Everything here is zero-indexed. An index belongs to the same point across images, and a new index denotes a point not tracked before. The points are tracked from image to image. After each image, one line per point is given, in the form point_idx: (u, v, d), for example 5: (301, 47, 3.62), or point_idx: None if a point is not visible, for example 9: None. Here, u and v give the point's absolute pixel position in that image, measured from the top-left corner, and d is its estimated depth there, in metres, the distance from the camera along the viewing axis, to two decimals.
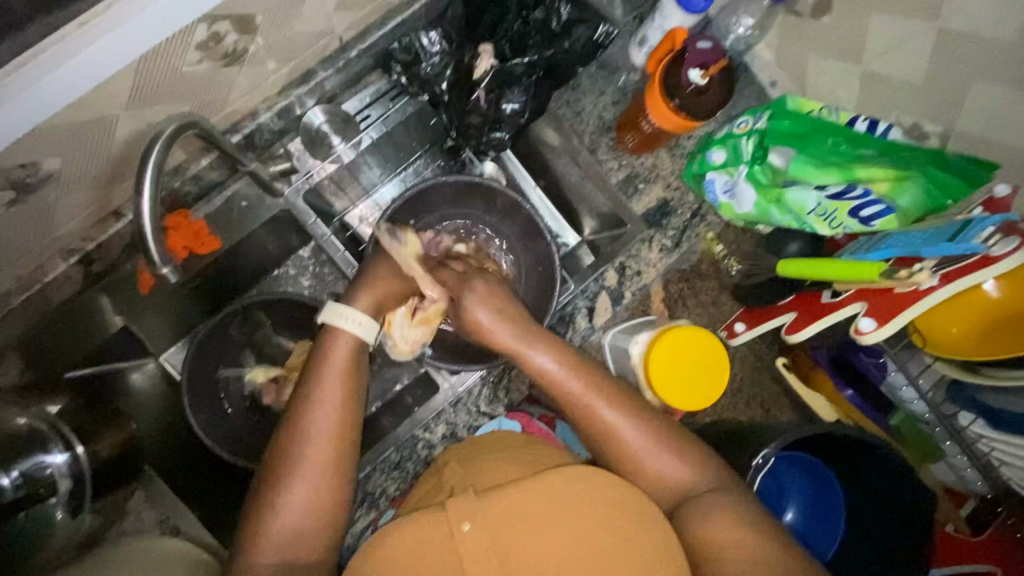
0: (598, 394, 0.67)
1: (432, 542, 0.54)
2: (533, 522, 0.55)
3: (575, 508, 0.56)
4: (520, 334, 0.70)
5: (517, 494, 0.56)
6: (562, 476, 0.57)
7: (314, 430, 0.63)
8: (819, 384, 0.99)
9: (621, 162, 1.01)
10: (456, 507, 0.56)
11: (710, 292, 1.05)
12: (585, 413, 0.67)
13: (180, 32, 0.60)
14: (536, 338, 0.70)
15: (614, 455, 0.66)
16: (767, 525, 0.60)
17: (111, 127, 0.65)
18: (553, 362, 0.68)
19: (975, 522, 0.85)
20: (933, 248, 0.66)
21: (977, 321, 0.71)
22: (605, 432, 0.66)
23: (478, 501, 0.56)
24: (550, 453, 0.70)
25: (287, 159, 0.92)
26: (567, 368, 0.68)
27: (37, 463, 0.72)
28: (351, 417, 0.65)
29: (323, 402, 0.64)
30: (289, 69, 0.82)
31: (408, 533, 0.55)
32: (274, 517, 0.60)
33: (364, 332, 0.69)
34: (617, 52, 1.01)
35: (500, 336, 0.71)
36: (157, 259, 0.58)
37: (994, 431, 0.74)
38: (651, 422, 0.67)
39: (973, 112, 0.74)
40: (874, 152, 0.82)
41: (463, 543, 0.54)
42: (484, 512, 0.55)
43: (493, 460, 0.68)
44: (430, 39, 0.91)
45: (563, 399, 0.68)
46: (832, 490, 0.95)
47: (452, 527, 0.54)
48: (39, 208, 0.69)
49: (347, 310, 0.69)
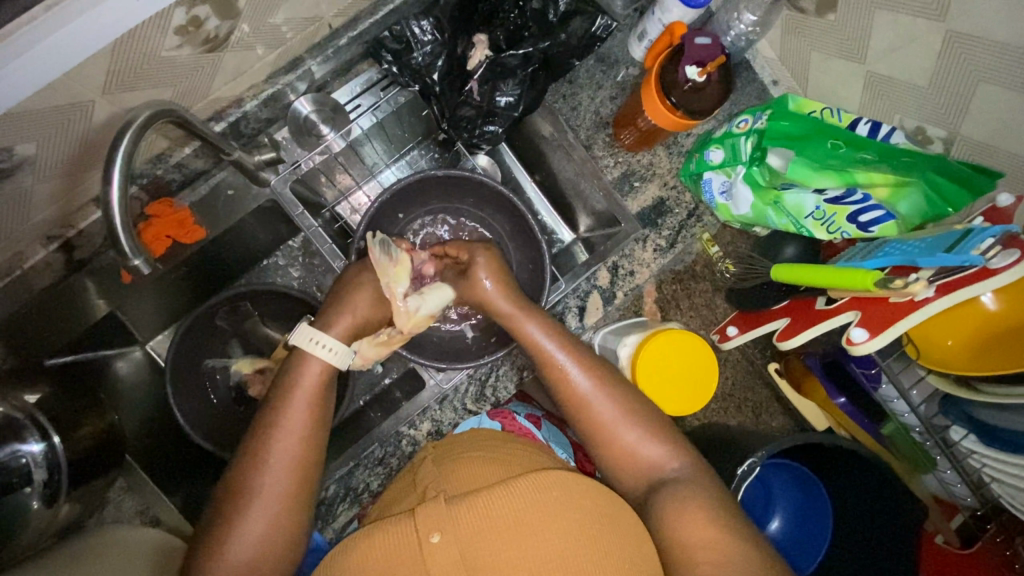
0: (575, 357, 0.71)
1: (403, 552, 0.53)
2: (505, 534, 0.53)
3: (547, 516, 0.55)
4: (515, 303, 0.75)
5: (489, 502, 0.55)
6: (533, 483, 0.56)
7: (279, 447, 0.65)
8: (810, 390, 0.98)
9: (617, 159, 0.99)
10: (426, 515, 0.54)
11: (703, 295, 1.03)
12: (561, 382, 0.70)
13: (157, 16, 0.58)
14: (529, 310, 0.75)
15: (587, 426, 0.69)
16: (735, 523, 0.60)
17: (88, 113, 0.63)
18: (541, 331, 0.73)
19: (964, 534, 0.83)
20: (930, 259, 0.63)
21: (972, 334, 0.69)
22: (581, 400, 0.69)
23: (450, 509, 0.55)
24: (524, 454, 0.70)
25: (272, 149, 0.86)
26: (553, 338, 0.72)
27: (13, 452, 0.71)
28: (315, 435, 0.67)
29: (286, 420, 0.66)
30: (276, 56, 0.80)
31: (380, 542, 0.54)
32: (238, 543, 0.61)
33: (337, 359, 0.70)
34: (617, 45, 0.98)
35: (496, 301, 0.76)
36: (129, 251, 0.56)
37: (985, 448, 0.73)
38: (624, 397, 0.69)
39: (978, 117, 0.71)
40: (874, 154, 0.77)
41: (432, 552, 0.53)
42: (455, 520, 0.54)
43: (467, 459, 0.67)
44: (421, 28, 0.87)
45: (547, 368, 0.71)
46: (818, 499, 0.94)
47: (422, 538, 0.53)
48: (15, 194, 0.67)
49: (323, 337, 0.70)
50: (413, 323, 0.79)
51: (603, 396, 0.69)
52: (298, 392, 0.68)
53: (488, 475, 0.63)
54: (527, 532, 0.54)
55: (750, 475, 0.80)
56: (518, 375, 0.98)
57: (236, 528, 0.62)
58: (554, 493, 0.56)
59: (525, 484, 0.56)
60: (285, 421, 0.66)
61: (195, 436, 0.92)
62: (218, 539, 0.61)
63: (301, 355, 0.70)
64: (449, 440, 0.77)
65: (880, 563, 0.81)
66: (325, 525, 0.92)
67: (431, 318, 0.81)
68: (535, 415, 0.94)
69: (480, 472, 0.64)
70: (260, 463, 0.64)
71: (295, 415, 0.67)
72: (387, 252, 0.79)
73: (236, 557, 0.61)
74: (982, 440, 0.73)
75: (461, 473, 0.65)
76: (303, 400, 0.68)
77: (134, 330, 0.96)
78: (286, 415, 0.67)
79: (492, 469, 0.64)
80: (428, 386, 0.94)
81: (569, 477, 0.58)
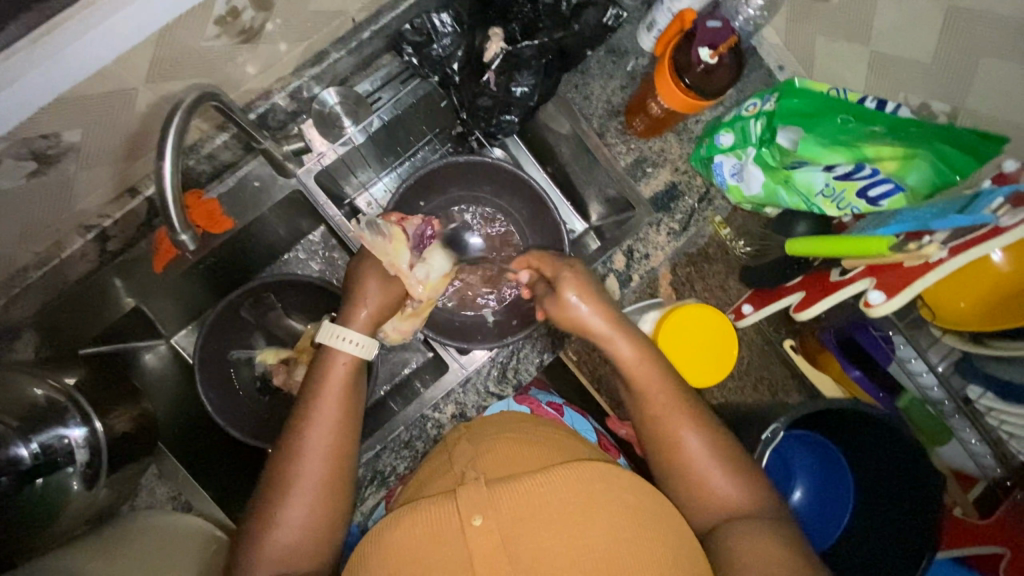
0: (682, 405, 0.71)
1: (444, 531, 0.54)
2: (546, 521, 0.54)
3: (586, 506, 0.56)
4: (609, 320, 0.74)
5: (528, 492, 0.56)
6: (572, 473, 0.58)
7: (312, 445, 0.67)
8: (826, 364, 1.01)
9: (629, 146, 1.02)
10: (468, 500, 0.56)
11: (717, 276, 1.06)
12: (666, 423, 0.70)
13: (200, 6, 0.61)
14: (623, 328, 0.74)
15: (674, 465, 0.69)
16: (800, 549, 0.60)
17: (131, 100, 0.66)
18: (630, 351, 0.73)
19: (983, 505, 0.91)
20: (944, 222, 0.66)
21: (985, 294, 0.71)
22: (678, 440, 0.69)
23: (490, 493, 0.56)
24: (556, 438, 0.73)
25: (300, 138, 0.89)
26: (644, 357, 0.73)
27: (56, 436, 0.72)
28: (348, 431, 0.69)
29: (321, 417, 0.68)
30: (302, 49, 0.84)
31: (422, 521, 0.56)
32: (281, 530, 0.63)
33: (364, 351, 0.73)
34: (626, 37, 1.02)
35: (591, 321, 0.74)
36: (178, 225, 0.59)
37: (1002, 403, 0.75)
38: (710, 434, 0.70)
39: (980, 89, 0.75)
40: (883, 128, 0.82)
41: (474, 536, 0.53)
42: (496, 505, 0.55)
43: (499, 445, 0.69)
44: (441, 20, 0.92)
45: (646, 400, 0.71)
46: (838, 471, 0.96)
47: (463, 521, 0.54)
48: (58, 180, 0.70)
49: (348, 333, 0.72)
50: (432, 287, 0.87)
51: (697, 437, 0.69)
52: (325, 385, 0.70)
53: (524, 461, 0.65)
54: (566, 523, 0.54)
55: (774, 441, 0.81)
56: (539, 358, 1.00)
57: (275, 517, 0.63)
58: (592, 486, 0.57)
59: (565, 474, 0.57)
60: (316, 415, 0.68)
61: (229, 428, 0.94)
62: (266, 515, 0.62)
63: (326, 353, 0.72)
64: (477, 423, 0.80)
65: (902, 529, 0.83)
66: (353, 509, 0.93)
67: (442, 278, 0.89)
68: (558, 402, 1.00)
69: (514, 457, 0.66)
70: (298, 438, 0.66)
71: (326, 408, 0.69)
72: (378, 232, 0.82)
73: (276, 544, 0.62)
74: (1001, 398, 0.75)
75: (495, 457, 0.66)
76: (330, 396, 0.69)
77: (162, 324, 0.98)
78: (318, 408, 0.68)
79: (524, 453, 0.67)
80: (452, 369, 0.97)
81: (606, 470, 0.59)
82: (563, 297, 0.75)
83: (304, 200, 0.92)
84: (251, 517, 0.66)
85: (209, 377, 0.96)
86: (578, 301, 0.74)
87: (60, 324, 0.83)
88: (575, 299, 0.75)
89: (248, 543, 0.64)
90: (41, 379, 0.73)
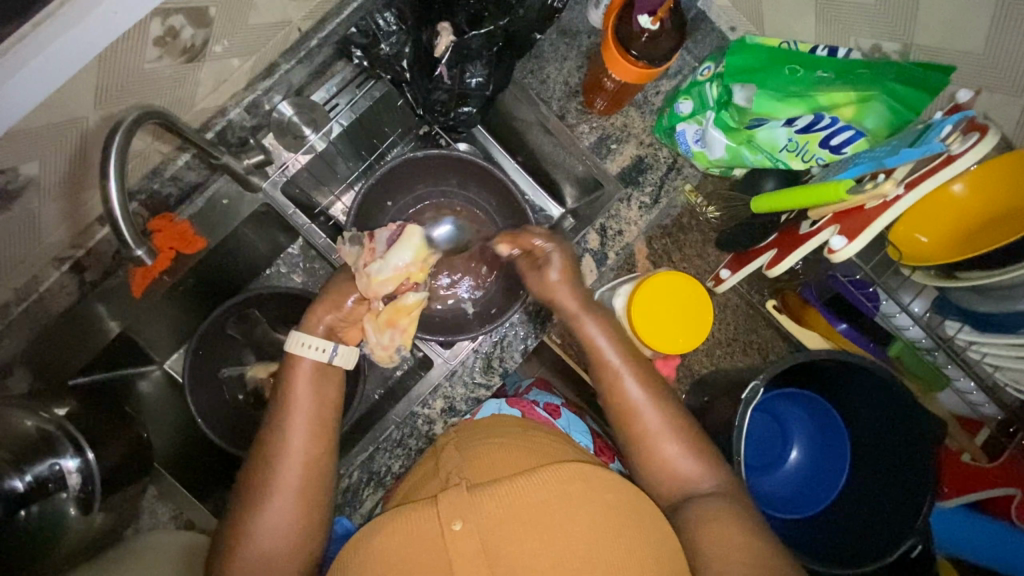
0: (636, 375, 0.72)
1: (422, 539, 0.53)
2: (525, 519, 0.53)
3: (568, 505, 0.54)
4: (582, 301, 0.77)
5: (514, 491, 0.54)
6: (553, 474, 0.56)
7: (289, 451, 0.66)
8: (812, 321, 0.99)
9: (591, 125, 1.02)
10: (448, 504, 0.54)
11: (694, 245, 1.07)
12: (629, 401, 0.71)
13: (135, 29, 0.62)
14: (594, 309, 0.77)
15: (645, 443, 0.70)
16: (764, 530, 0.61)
17: (82, 128, 0.68)
18: (603, 334, 0.75)
19: (991, 449, 0.88)
20: (897, 157, 0.65)
21: (946, 232, 0.75)
22: (644, 412, 0.70)
23: (471, 497, 0.54)
24: (546, 441, 0.70)
25: (262, 151, 0.89)
26: (611, 338, 0.75)
27: (50, 465, 0.73)
28: (326, 437, 0.69)
29: (295, 426, 0.67)
30: (253, 63, 0.85)
31: (399, 529, 0.54)
32: (259, 535, 0.63)
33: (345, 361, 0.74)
34: (575, 17, 1.02)
35: (564, 298, 0.76)
36: (132, 242, 0.62)
37: (982, 335, 0.76)
38: (681, 417, 0.71)
39: (925, 22, 0.76)
40: (831, 73, 0.79)
41: (454, 542, 0.52)
42: (478, 508, 0.53)
43: (488, 446, 0.67)
44: (386, 20, 0.91)
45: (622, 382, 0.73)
46: (821, 495, 0.95)
47: (443, 526, 0.53)
48: (24, 215, 0.72)
49: (320, 342, 0.71)
50: (419, 274, 0.83)
51: (667, 414, 0.70)
52: (300, 387, 0.69)
53: (509, 462, 0.63)
54: (548, 522, 0.53)
55: (754, 400, 0.83)
56: (523, 344, 1.00)
57: (253, 526, 0.63)
58: (576, 486, 0.56)
59: (547, 473, 0.56)
60: (294, 423, 0.67)
61: (225, 446, 0.95)
62: (248, 520, 0.63)
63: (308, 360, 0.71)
64: (468, 427, 0.77)
65: (904, 476, 0.81)
66: (352, 512, 0.94)
67: (399, 274, 0.80)
68: (553, 403, 0.96)
69: (502, 458, 0.64)
70: (274, 441, 0.67)
71: (301, 415, 0.68)
72: (356, 242, 0.82)
73: (257, 553, 0.62)
74: (979, 330, 0.77)
75: (481, 459, 0.65)
76: (308, 408, 0.68)
77: (150, 349, 0.99)
78: (292, 415, 0.68)
79: (512, 454, 0.65)
80: (437, 364, 0.97)
81: (591, 470, 0.58)
82: (546, 276, 0.77)
83: (273, 213, 0.93)
84: (232, 523, 0.66)
85: (200, 398, 0.98)
86: (559, 281, 0.76)
87: (47, 356, 0.85)
88: (557, 277, 0.77)
89: (229, 548, 0.63)
90: (32, 412, 0.75)
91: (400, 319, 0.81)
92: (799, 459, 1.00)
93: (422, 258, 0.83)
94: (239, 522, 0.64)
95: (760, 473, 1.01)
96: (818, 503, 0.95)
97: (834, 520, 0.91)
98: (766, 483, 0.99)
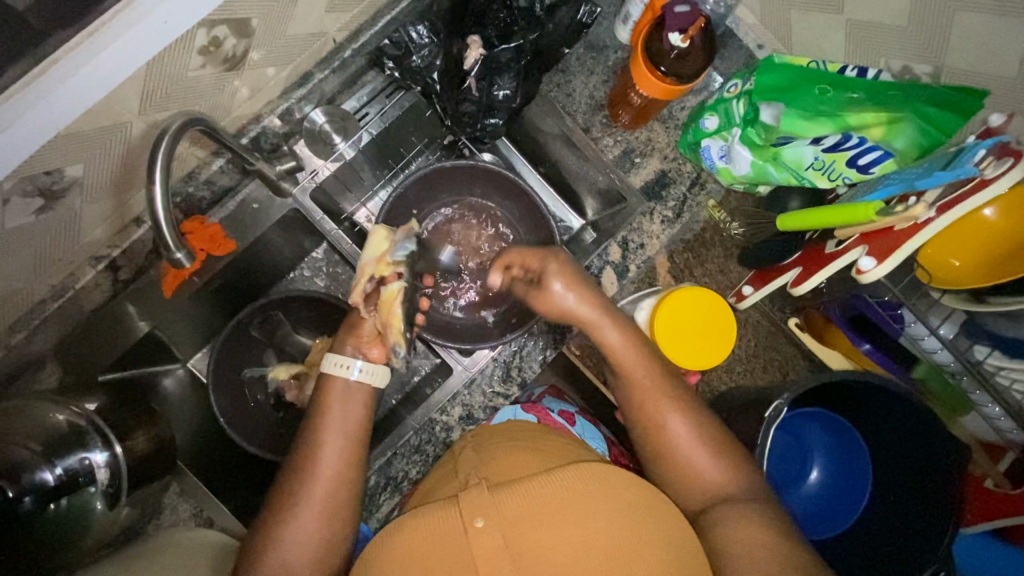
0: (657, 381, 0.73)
1: (446, 534, 0.54)
2: (548, 518, 0.54)
3: (593, 503, 0.55)
4: (597, 306, 0.76)
5: (533, 489, 0.55)
6: (574, 474, 0.56)
7: (321, 453, 0.68)
8: (833, 340, 0.99)
9: (616, 138, 1.02)
10: (470, 501, 0.55)
11: (716, 260, 1.07)
12: (647, 410, 0.72)
13: (182, 39, 0.64)
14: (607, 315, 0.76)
15: (659, 446, 0.71)
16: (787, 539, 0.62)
17: (126, 132, 0.70)
18: (618, 336, 0.75)
19: (1015, 476, 0.85)
20: (927, 180, 0.66)
21: (978, 254, 0.75)
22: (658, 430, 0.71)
23: (493, 496, 0.55)
24: (566, 446, 0.70)
25: (292, 158, 0.91)
26: (625, 339, 0.75)
27: (79, 458, 0.75)
28: (350, 443, 0.70)
29: (326, 427, 0.69)
30: (288, 72, 0.87)
31: (423, 526, 0.55)
32: (289, 538, 0.64)
33: (372, 379, 0.74)
34: (603, 32, 1.03)
35: (576, 309, 0.76)
36: (173, 245, 0.64)
37: (1012, 361, 0.77)
38: (697, 415, 0.71)
39: (958, 46, 0.76)
40: (861, 93, 0.79)
41: (476, 537, 0.53)
42: (498, 506, 0.54)
43: (507, 450, 0.67)
44: (418, 32, 0.95)
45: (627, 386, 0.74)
46: (851, 508, 0.94)
47: (465, 523, 0.53)
48: (66, 215, 0.74)
49: (346, 359, 0.74)
50: (383, 268, 0.80)
51: (683, 423, 0.70)
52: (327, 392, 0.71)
53: (528, 465, 0.63)
54: (569, 521, 0.54)
55: (777, 419, 0.82)
56: (542, 354, 1.00)
57: (280, 529, 0.64)
58: (594, 487, 0.56)
59: (568, 475, 0.56)
60: (325, 428, 0.69)
61: (246, 446, 0.96)
62: (277, 521, 0.65)
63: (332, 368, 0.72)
64: (487, 430, 0.78)
65: (928, 499, 0.80)
66: (369, 516, 0.95)
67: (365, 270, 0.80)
68: (569, 411, 0.96)
69: (519, 460, 0.64)
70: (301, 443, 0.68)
71: (332, 417, 0.70)
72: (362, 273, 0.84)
73: (284, 557, 0.63)
74: (1009, 355, 0.78)
75: (500, 461, 0.65)
76: (336, 416, 0.70)
77: (176, 348, 1.02)
78: (327, 418, 0.70)
79: (533, 457, 0.65)
80: (457, 372, 0.97)
81: (610, 471, 0.58)
82: (546, 287, 0.76)
83: (301, 218, 0.95)
84: (260, 522, 0.67)
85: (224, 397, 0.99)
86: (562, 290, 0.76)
87: (79, 353, 0.87)
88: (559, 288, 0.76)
89: (256, 549, 0.64)
90: (63, 406, 0.76)
91: (392, 306, 0.78)
92: (820, 475, 0.99)
93: (381, 250, 0.82)
94: (269, 523, 0.65)
95: (789, 493, 0.99)
96: (848, 518, 0.93)
97: (856, 544, 0.90)
98: (787, 502, 0.98)
